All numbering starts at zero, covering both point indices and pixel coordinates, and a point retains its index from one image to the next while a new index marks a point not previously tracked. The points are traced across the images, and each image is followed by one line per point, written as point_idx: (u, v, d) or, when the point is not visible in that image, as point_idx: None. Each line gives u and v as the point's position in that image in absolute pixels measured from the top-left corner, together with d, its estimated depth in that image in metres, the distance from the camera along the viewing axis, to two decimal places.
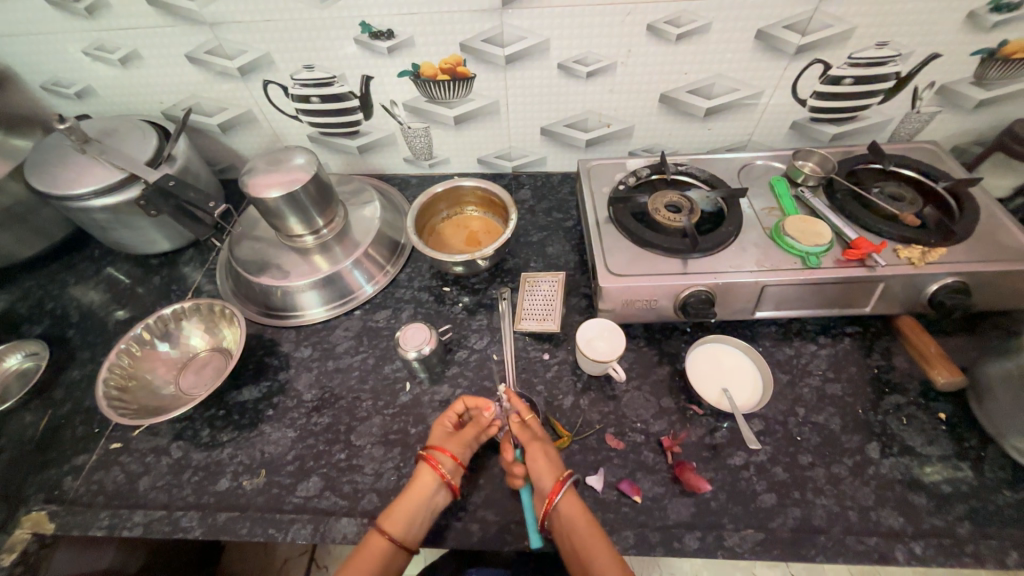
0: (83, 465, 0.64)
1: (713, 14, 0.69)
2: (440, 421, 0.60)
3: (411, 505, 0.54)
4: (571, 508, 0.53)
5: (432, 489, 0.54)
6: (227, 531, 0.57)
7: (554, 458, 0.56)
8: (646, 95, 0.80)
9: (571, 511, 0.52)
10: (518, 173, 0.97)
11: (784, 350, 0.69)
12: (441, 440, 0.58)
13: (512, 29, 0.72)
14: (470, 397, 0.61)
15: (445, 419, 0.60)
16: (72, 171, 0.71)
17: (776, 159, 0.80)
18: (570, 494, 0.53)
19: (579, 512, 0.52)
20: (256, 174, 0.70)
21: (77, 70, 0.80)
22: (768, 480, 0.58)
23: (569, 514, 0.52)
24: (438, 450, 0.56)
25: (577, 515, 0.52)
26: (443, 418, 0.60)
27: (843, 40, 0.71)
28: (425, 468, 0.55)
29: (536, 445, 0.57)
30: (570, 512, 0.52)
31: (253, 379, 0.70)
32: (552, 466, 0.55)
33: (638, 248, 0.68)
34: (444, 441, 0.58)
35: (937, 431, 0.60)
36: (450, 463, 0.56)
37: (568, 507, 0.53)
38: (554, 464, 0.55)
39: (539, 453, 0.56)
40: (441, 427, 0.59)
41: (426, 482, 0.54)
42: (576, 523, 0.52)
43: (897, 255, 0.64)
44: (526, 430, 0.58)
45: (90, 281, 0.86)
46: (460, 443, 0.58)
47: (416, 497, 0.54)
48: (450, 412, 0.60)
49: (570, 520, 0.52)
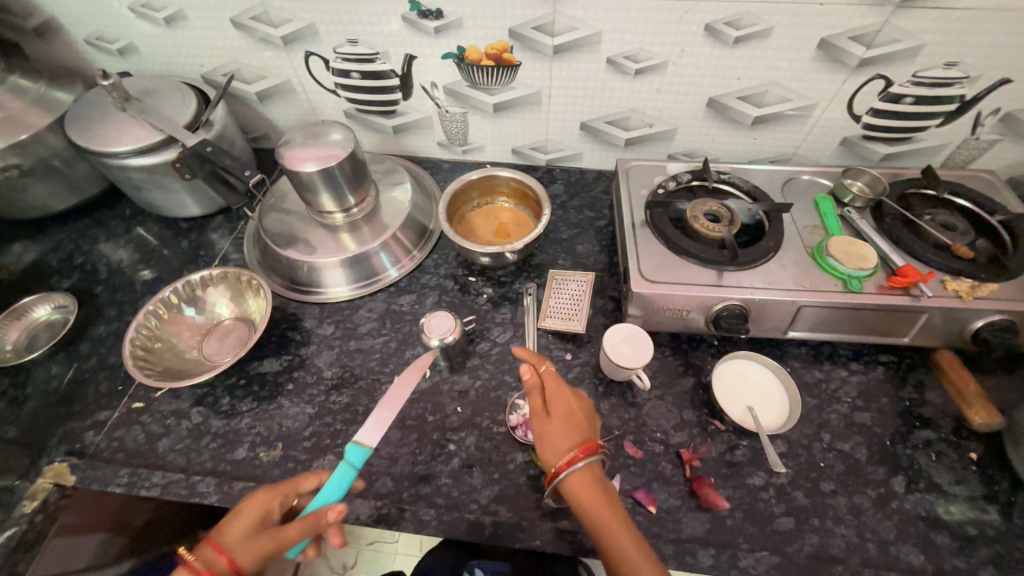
0: (105, 421, 0.65)
1: (776, 18, 0.66)
2: (259, 503, 0.50)
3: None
4: (579, 487, 0.50)
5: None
6: (242, 500, 0.58)
7: (567, 434, 0.53)
8: (694, 97, 0.78)
9: (579, 491, 0.50)
10: (551, 167, 0.95)
11: (813, 373, 0.67)
12: (235, 537, 0.48)
13: (565, 18, 0.69)
14: (314, 475, 0.53)
15: (266, 499, 0.50)
16: (111, 128, 0.71)
17: (823, 176, 0.77)
18: (579, 474, 0.51)
19: (590, 490, 0.50)
20: (293, 146, 0.70)
21: (122, 26, 0.80)
22: (787, 504, 0.57)
23: (576, 494, 0.50)
24: (219, 549, 0.47)
25: (587, 491, 0.50)
26: (263, 499, 0.50)
27: (909, 57, 0.68)
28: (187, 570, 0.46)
29: (546, 425, 0.54)
30: (578, 492, 0.50)
31: (275, 352, 0.71)
32: (561, 445, 0.53)
33: (674, 255, 0.67)
34: (241, 541, 0.48)
35: (966, 471, 0.58)
36: (224, 574, 0.46)
37: (574, 487, 0.51)
38: (559, 432, 0.54)
39: (546, 434, 0.54)
40: (256, 508, 0.50)
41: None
42: (585, 501, 0.50)
43: (945, 286, 0.61)
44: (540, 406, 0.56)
45: (119, 239, 0.86)
46: (258, 550, 0.47)
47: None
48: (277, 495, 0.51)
49: (578, 497, 0.50)
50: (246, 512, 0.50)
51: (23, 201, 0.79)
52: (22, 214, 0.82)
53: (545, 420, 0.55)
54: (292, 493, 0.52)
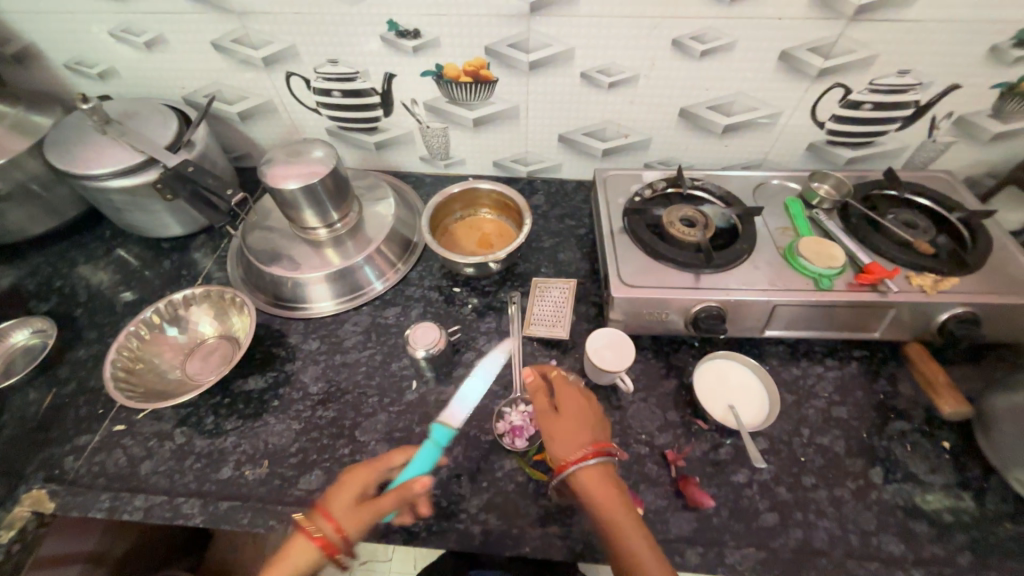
0: (85, 446, 0.64)
1: (738, 33, 0.69)
2: (358, 477, 0.56)
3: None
4: (590, 481, 0.53)
5: (312, 558, 0.52)
6: (227, 520, 0.57)
7: (579, 431, 0.57)
8: (666, 108, 0.81)
9: (591, 484, 0.53)
10: (532, 178, 0.97)
11: (791, 371, 0.69)
12: (337, 507, 0.54)
13: (539, 36, 0.72)
14: (400, 456, 0.59)
15: (361, 475, 0.56)
16: (92, 150, 0.71)
17: (792, 180, 0.80)
18: (591, 468, 0.53)
19: (601, 483, 0.53)
20: (275, 164, 0.71)
21: (102, 51, 0.81)
22: (771, 500, 0.58)
23: (588, 487, 0.53)
24: (326, 517, 0.53)
25: (597, 483, 0.53)
26: (358, 474, 0.56)
27: (865, 66, 0.72)
28: (302, 533, 0.53)
29: (557, 423, 0.58)
30: (590, 484, 0.53)
31: (260, 369, 0.70)
32: (574, 441, 0.56)
33: (651, 260, 0.69)
34: (344, 510, 0.54)
35: (940, 459, 0.60)
36: (332, 538, 0.52)
37: (585, 479, 0.53)
38: (570, 435, 0.56)
39: (557, 432, 0.57)
40: (353, 481, 0.56)
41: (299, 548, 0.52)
42: (595, 494, 0.52)
43: (909, 282, 0.64)
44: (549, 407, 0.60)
45: (100, 261, 0.86)
46: (360, 518, 0.53)
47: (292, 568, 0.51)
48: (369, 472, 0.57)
49: (589, 490, 0.53)
50: (346, 484, 0.56)
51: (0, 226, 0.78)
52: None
53: (557, 419, 0.58)
54: (384, 469, 0.58)
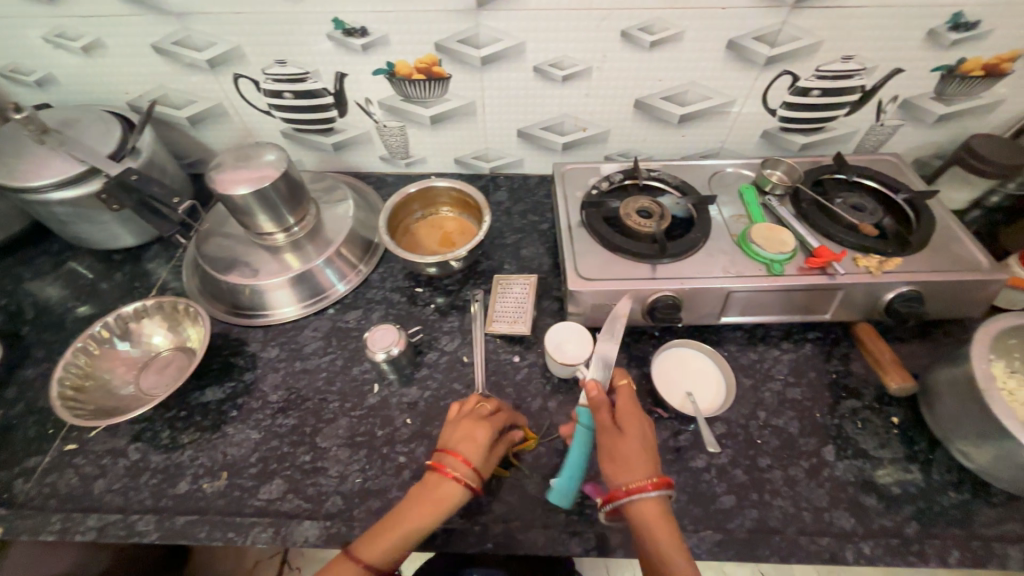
0: (35, 467, 0.62)
1: (686, 23, 0.70)
2: (485, 428, 0.55)
3: (428, 522, 0.50)
4: (647, 514, 0.49)
5: (459, 501, 0.52)
6: (184, 535, 0.56)
7: (641, 456, 0.52)
8: (621, 100, 0.81)
9: (647, 515, 0.49)
10: (495, 174, 0.97)
11: (749, 355, 0.70)
12: (478, 456, 0.53)
13: (488, 31, 0.72)
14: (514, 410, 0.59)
15: (489, 424, 0.56)
16: (29, 162, 0.69)
17: (746, 167, 0.81)
18: (650, 500, 0.49)
19: (656, 517, 0.49)
20: (223, 169, 0.69)
21: (38, 57, 0.78)
22: (728, 483, 0.59)
23: (644, 519, 0.49)
24: (470, 465, 0.52)
25: (654, 517, 0.49)
26: (488, 424, 0.56)
27: (810, 53, 0.73)
28: (452, 480, 0.51)
29: (618, 441, 0.53)
30: (646, 517, 0.49)
31: (217, 380, 0.69)
32: (636, 467, 0.51)
33: (609, 253, 0.69)
34: (482, 456, 0.54)
35: (889, 435, 0.62)
36: (473, 479, 0.52)
37: (642, 510, 0.49)
38: (634, 458, 0.51)
39: (618, 451, 0.52)
40: (483, 431, 0.55)
41: (452, 495, 0.51)
42: (651, 527, 0.48)
43: (857, 264, 0.65)
44: (609, 420, 0.55)
45: (49, 276, 0.83)
46: (489, 461, 0.55)
47: (441, 511, 0.51)
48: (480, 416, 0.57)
49: (645, 522, 0.49)
50: (476, 435, 0.54)
51: None
52: None
53: (620, 440, 0.53)
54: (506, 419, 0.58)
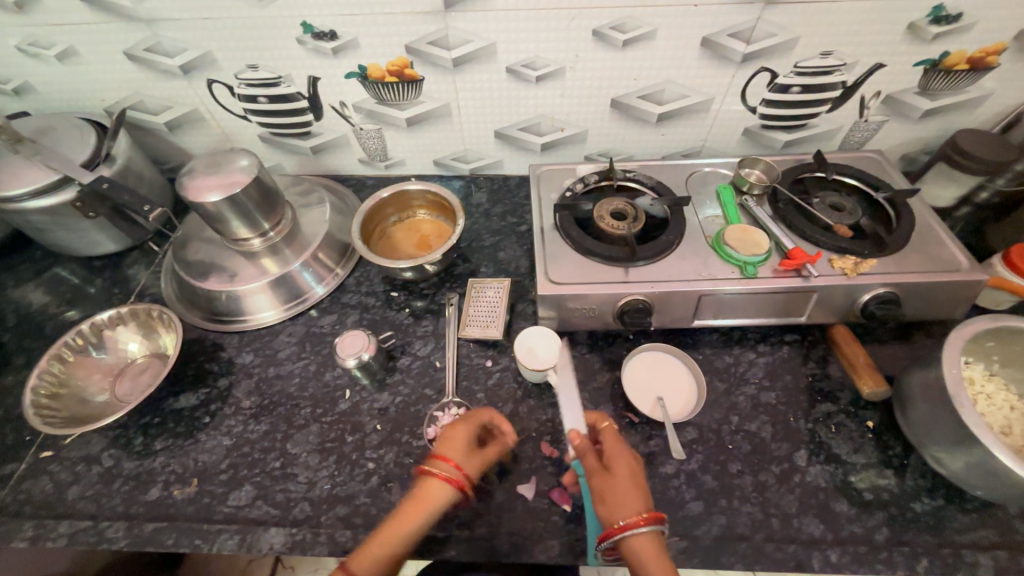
0: (10, 474, 0.63)
1: (658, 21, 0.69)
2: (465, 429, 0.57)
3: (415, 525, 0.51)
4: (642, 551, 0.48)
5: (447, 503, 0.53)
6: (153, 541, 0.57)
7: (628, 491, 0.51)
8: (597, 100, 0.80)
9: (642, 553, 0.48)
10: (475, 176, 0.96)
11: (724, 359, 0.69)
12: (462, 456, 0.55)
13: (458, 32, 0.71)
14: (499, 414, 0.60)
15: (469, 427, 0.57)
16: (5, 171, 0.69)
17: (725, 167, 0.80)
18: (643, 536, 0.48)
19: (651, 553, 0.48)
20: (195, 176, 0.69)
21: (13, 66, 0.78)
22: (697, 488, 0.58)
23: (640, 556, 0.48)
24: (453, 463, 0.54)
25: (651, 555, 0.48)
26: (467, 426, 0.57)
27: (788, 49, 0.71)
28: (436, 481, 0.53)
29: (604, 479, 0.53)
30: (641, 553, 0.48)
31: (192, 386, 0.70)
32: (624, 503, 0.50)
33: (581, 256, 0.68)
34: (464, 456, 0.55)
35: (864, 439, 0.61)
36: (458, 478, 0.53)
37: (637, 547, 0.48)
38: (625, 495, 0.51)
39: (606, 489, 0.52)
40: (463, 433, 0.57)
41: (438, 496, 0.52)
42: (648, 564, 0.47)
43: (833, 265, 0.64)
44: (594, 459, 0.55)
45: (31, 282, 0.84)
46: (477, 463, 0.56)
47: (428, 513, 0.52)
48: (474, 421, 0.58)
49: (641, 559, 0.48)
50: (456, 437, 0.56)
51: None
52: None
53: (609, 479, 0.53)
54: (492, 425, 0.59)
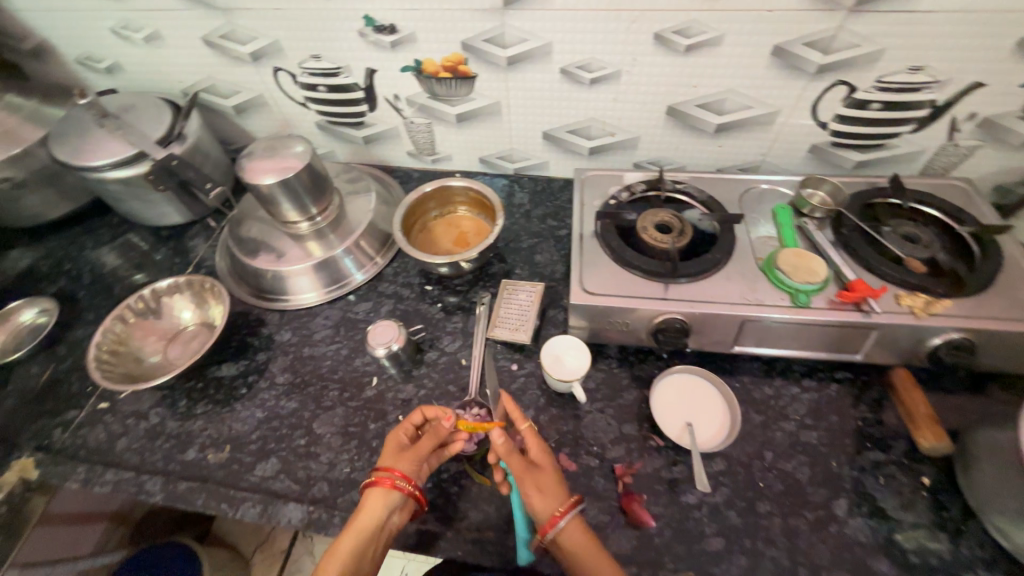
0: (72, 419, 0.69)
1: (726, 26, 0.65)
2: (392, 434, 0.58)
3: (353, 537, 0.51)
4: (570, 540, 0.51)
5: (383, 504, 0.53)
6: (185, 499, 0.61)
7: (550, 484, 0.54)
8: (652, 106, 0.77)
9: (571, 541, 0.51)
10: (519, 176, 0.95)
11: (763, 390, 0.65)
12: (392, 458, 0.56)
13: (515, 31, 0.70)
14: (427, 407, 0.60)
15: (395, 429, 0.59)
16: (90, 143, 0.75)
17: (785, 185, 0.75)
18: (571, 523, 0.51)
19: (580, 539, 0.51)
20: (253, 159, 0.72)
21: (107, 47, 0.85)
22: (719, 524, 0.55)
23: (570, 546, 0.50)
24: (379, 466, 0.55)
25: (581, 541, 0.51)
26: (395, 430, 0.59)
27: (870, 62, 0.65)
28: (367, 488, 0.54)
29: (530, 476, 0.54)
30: (572, 542, 0.50)
31: (233, 356, 0.74)
32: (551, 494, 0.53)
33: (619, 267, 0.66)
34: (393, 457, 0.56)
35: (916, 496, 0.56)
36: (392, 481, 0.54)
37: (569, 537, 0.51)
38: (552, 488, 0.54)
39: (534, 486, 0.53)
40: (391, 439, 0.58)
41: (372, 502, 0.53)
42: (579, 551, 0.50)
43: (898, 301, 0.58)
44: (519, 458, 0.55)
45: (106, 245, 0.91)
46: (408, 458, 0.56)
47: (366, 519, 0.52)
48: (409, 423, 0.59)
49: (572, 549, 0.50)
50: (386, 444, 0.58)
51: (17, 210, 0.85)
52: (19, 222, 0.87)
53: (535, 474, 0.54)
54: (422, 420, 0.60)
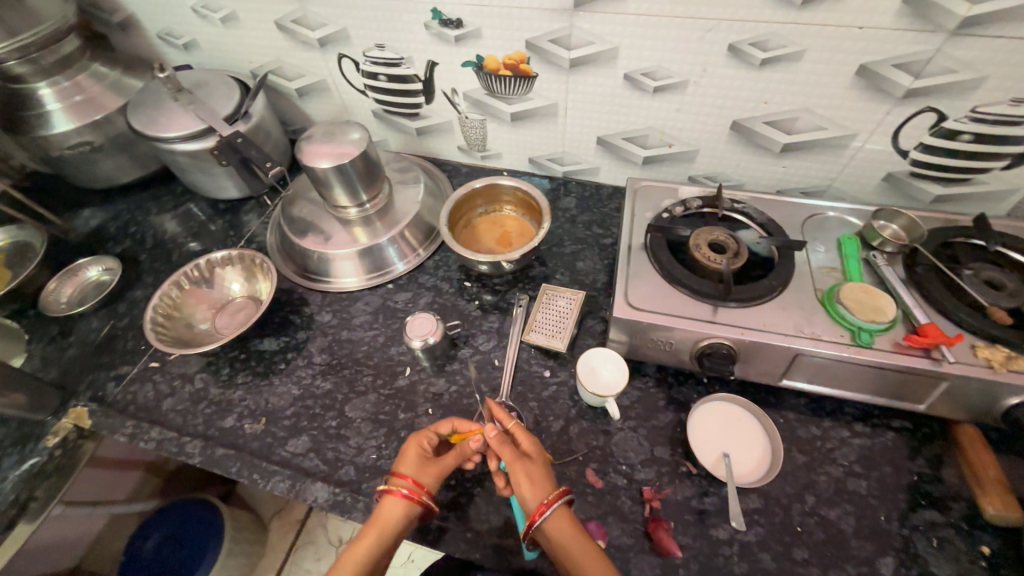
0: (125, 375, 0.74)
1: (808, 41, 0.61)
2: (415, 443, 0.56)
3: (373, 543, 0.51)
4: (558, 529, 0.50)
5: (407, 517, 0.53)
6: (220, 465, 0.63)
7: (540, 474, 0.53)
8: (716, 119, 0.74)
9: (559, 532, 0.50)
10: (568, 179, 0.94)
11: (809, 429, 0.61)
12: (413, 469, 0.55)
13: (581, 33, 0.69)
14: (458, 419, 0.59)
15: (418, 439, 0.57)
16: (164, 116, 0.79)
17: (854, 214, 0.70)
18: (558, 513, 0.50)
19: (568, 530, 0.50)
20: (312, 142, 0.74)
21: (186, 24, 0.89)
22: (750, 565, 0.52)
23: (558, 536, 0.50)
24: (404, 478, 0.54)
25: (567, 533, 0.50)
26: (417, 439, 0.57)
27: (967, 90, 0.60)
28: (390, 498, 0.53)
29: (520, 464, 0.53)
30: (559, 533, 0.50)
31: (275, 332, 0.76)
32: (540, 483, 0.52)
33: (666, 284, 0.64)
34: (418, 470, 0.55)
35: (973, 565, 0.51)
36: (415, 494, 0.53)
37: (557, 528, 0.50)
38: (541, 479, 0.53)
39: (523, 476, 0.53)
40: (413, 447, 0.56)
41: (395, 513, 0.52)
42: (567, 544, 0.49)
43: (975, 353, 0.54)
44: (510, 447, 0.55)
45: (169, 213, 0.96)
46: (434, 473, 0.55)
47: (387, 529, 0.52)
48: (432, 434, 0.57)
49: (560, 540, 0.49)
50: (407, 452, 0.56)
51: (93, 172, 0.90)
52: (93, 184, 0.93)
53: (521, 463, 0.54)
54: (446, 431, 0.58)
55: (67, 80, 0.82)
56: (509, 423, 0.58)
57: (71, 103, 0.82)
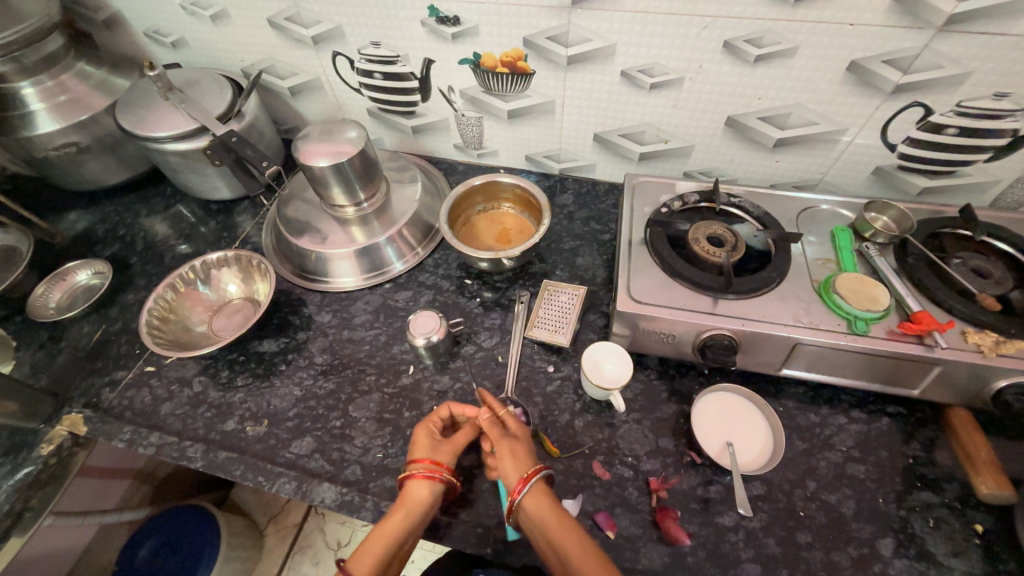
0: (120, 380, 0.72)
1: (801, 37, 0.62)
2: (424, 427, 0.58)
3: (407, 522, 0.53)
4: (536, 502, 0.52)
5: (432, 496, 0.54)
6: (223, 469, 0.62)
7: (523, 450, 0.55)
8: (712, 115, 0.75)
9: (540, 507, 0.51)
10: (564, 176, 0.95)
11: (808, 416, 0.63)
12: (426, 450, 0.56)
13: (579, 30, 0.69)
14: (455, 402, 0.60)
15: (426, 425, 0.58)
16: (155, 115, 0.77)
17: (846, 207, 0.72)
18: (536, 488, 0.52)
19: (547, 505, 0.52)
20: (308, 141, 0.73)
21: (175, 22, 0.87)
22: (756, 550, 0.54)
23: (534, 508, 0.51)
24: (423, 460, 0.55)
25: (547, 511, 0.51)
26: (426, 424, 0.58)
27: (955, 85, 0.62)
28: (414, 483, 0.54)
29: (506, 444, 0.55)
30: (537, 507, 0.51)
31: (274, 333, 0.75)
32: (521, 460, 0.54)
33: (667, 277, 0.64)
34: (432, 451, 0.56)
35: (967, 544, 0.53)
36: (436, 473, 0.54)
37: (536, 504, 0.52)
38: (523, 458, 0.54)
39: (507, 452, 0.55)
40: (424, 432, 0.58)
41: (422, 494, 0.54)
42: (545, 519, 0.51)
43: (965, 338, 0.55)
44: (496, 430, 0.56)
45: (159, 214, 0.94)
46: (449, 451, 0.57)
47: (415, 511, 0.53)
48: (435, 417, 0.59)
49: (535, 514, 0.51)
50: (418, 438, 0.57)
51: (80, 174, 0.88)
52: (80, 186, 0.91)
53: (500, 443, 0.55)
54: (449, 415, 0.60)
55: (51, 79, 0.80)
56: (500, 408, 0.59)
57: (54, 103, 0.79)
